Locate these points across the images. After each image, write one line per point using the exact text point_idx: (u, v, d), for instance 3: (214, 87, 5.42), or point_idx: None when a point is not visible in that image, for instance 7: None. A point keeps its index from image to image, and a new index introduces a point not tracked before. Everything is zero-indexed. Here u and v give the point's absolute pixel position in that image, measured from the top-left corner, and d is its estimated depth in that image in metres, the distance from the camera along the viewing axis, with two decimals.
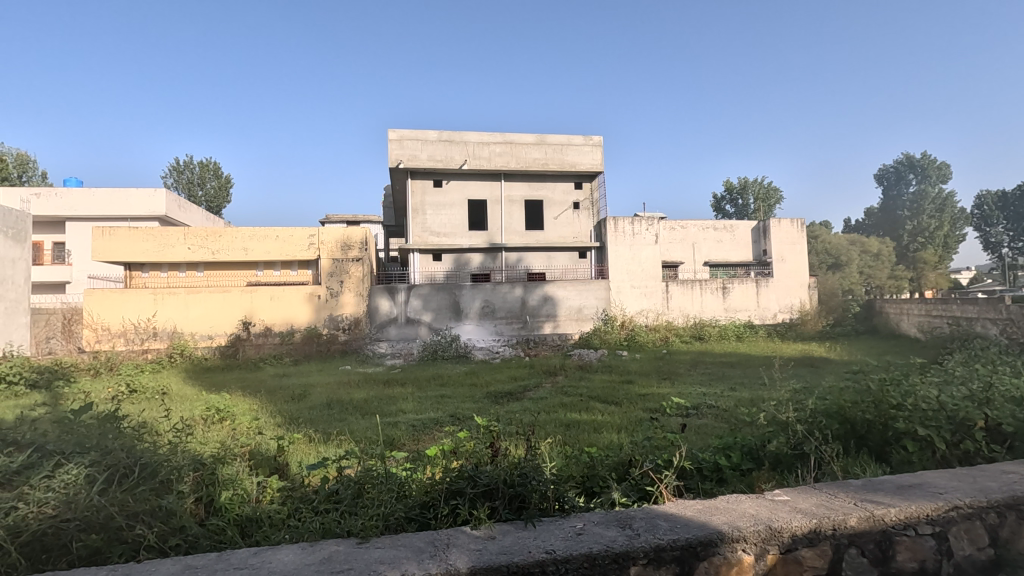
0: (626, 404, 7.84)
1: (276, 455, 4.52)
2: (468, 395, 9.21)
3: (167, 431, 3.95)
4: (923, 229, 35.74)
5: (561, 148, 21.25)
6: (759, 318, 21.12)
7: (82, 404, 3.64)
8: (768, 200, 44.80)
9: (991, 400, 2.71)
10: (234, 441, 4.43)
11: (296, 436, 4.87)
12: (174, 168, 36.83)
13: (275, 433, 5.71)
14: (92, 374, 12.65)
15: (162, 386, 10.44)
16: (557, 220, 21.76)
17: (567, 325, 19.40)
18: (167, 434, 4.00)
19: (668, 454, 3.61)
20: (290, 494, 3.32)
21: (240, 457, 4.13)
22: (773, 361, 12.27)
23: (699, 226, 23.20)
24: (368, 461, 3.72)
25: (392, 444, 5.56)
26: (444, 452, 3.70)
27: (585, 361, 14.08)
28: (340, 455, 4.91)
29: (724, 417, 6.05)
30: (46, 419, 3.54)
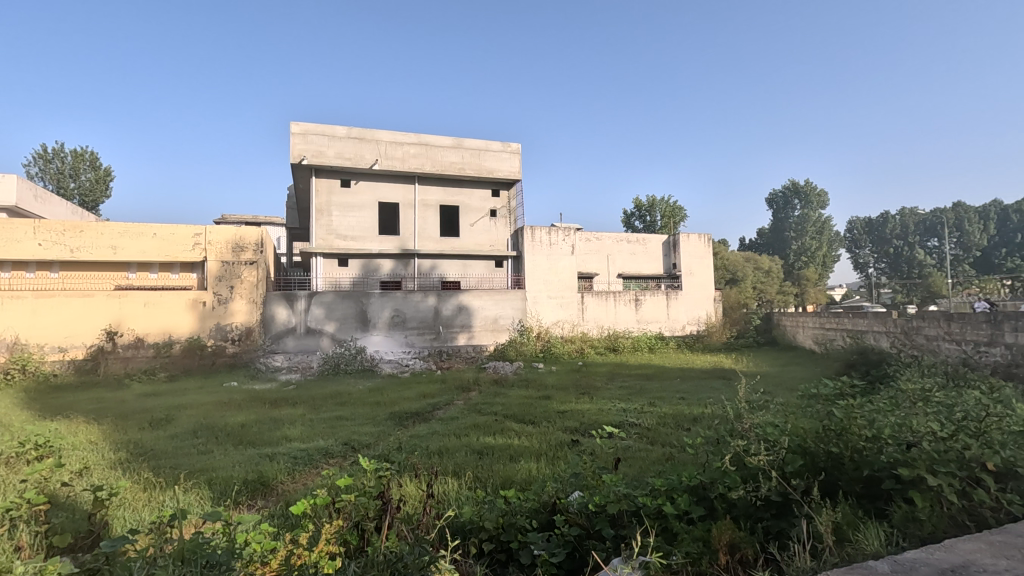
0: (545, 424, 7.16)
1: (87, 514, 3.33)
2: (368, 416, 8.13)
3: None
4: (806, 249, 38.86)
5: (478, 153, 20.59)
6: (669, 330, 21.55)
7: None
8: (674, 217, 46.89)
9: (988, 433, 2.27)
10: (19, 501, 3.18)
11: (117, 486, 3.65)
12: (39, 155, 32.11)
13: (95, 481, 4.37)
14: None
15: None
16: (474, 227, 21.01)
17: (481, 336, 18.65)
18: None
19: (604, 501, 2.89)
20: None
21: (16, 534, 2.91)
22: (685, 374, 12.19)
23: (613, 238, 23.34)
24: (204, 527, 2.69)
25: (262, 487, 4.47)
26: (315, 507, 2.76)
27: (500, 374, 13.35)
28: (181, 506, 3.76)
29: (650, 439, 5.56)
30: None
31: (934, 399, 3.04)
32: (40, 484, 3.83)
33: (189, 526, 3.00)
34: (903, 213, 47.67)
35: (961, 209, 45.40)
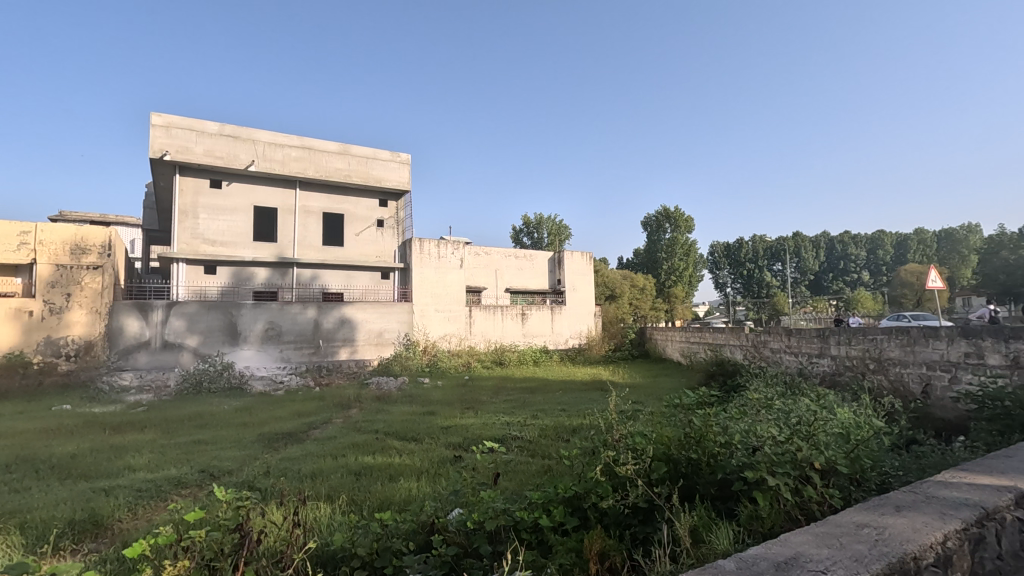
0: (427, 440, 7.01)
1: None
2: (233, 439, 7.41)
3: None
4: (675, 269, 42.54)
5: (366, 161, 19.99)
6: (553, 344, 22.32)
7: None
8: (560, 235, 48.92)
9: (815, 436, 2.59)
10: None
11: None
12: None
13: None
14: None
15: None
16: (360, 237, 20.27)
17: (365, 350, 17.95)
18: None
19: (482, 517, 2.86)
20: None
21: None
22: (567, 387, 12.64)
23: (501, 253, 23.74)
24: None
25: (93, 527, 3.85)
26: (158, 548, 2.42)
27: (383, 390, 12.88)
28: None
29: (532, 452, 5.66)
30: None
31: (774, 406, 3.41)
32: None
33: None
34: (754, 240, 53.98)
35: (799, 238, 52.36)
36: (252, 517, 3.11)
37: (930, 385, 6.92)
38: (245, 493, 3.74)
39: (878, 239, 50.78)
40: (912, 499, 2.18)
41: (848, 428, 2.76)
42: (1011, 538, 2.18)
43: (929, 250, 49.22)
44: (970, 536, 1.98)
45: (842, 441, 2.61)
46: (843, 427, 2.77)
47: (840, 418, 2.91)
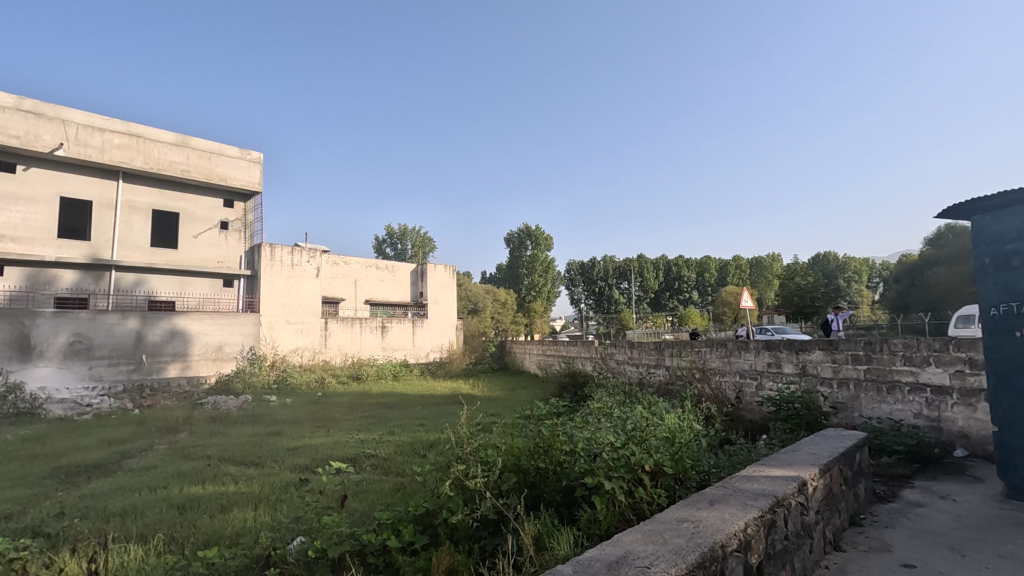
0: (270, 464, 6.43)
1: None
2: (14, 476, 6.10)
3: None
4: (535, 285, 44.27)
5: (209, 156, 18.09)
6: (414, 357, 21.97)
7: None
8: (424, 247, 48.57)
9: (646, 440, 2.84)
10: None
11: None
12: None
13: None
14: None
15: None
16: (198, 239, 18.18)
17: (200, 366, 16.04)
18: None
19: (325, 545, 2.67)
20: None
21: None
22: (426, 401, 12.46)
23: (362, 263, 22.86)
24: None
25: None
26: None
27: (221, 410, 11.58)
28: None
29: (385, 470, 5.48)
30: None
31: (614, 414, 3.68)
32: None
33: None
34: (605, 260, 58.59)
35: (643, 260, 57.89)
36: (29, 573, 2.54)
37: (742, 390, 8.01)
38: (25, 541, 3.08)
39: (705, 263, 58.00)
40: (722, 493, 2.47)
41: (674, 433, 3.06)
42: (795, 520, 2.57)
43: (744, 274, 57.43)
44: (765, 522, 2.30)
45: (669, 444, 2.88)
46: (670, 431, 3.07)
47: (667, 423, 3.22)
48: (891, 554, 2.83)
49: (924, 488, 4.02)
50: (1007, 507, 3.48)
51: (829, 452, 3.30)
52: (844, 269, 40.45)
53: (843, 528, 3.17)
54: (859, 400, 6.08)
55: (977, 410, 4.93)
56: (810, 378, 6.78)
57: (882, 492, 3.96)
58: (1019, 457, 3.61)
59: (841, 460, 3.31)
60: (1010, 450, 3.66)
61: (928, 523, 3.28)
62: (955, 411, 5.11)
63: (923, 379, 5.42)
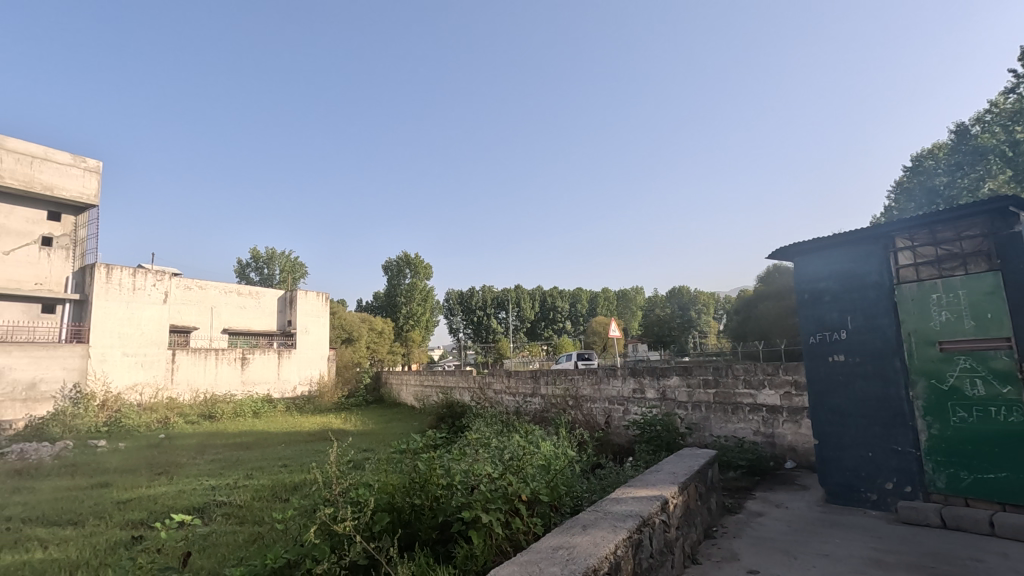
0: (92, 522, 5.68)
1: None
2: None
3: None
4: (413, 314, 42.46)
5: (32, 162, 15.48)
6: (279, 393, 20.32)
7: None
8: (293, 272, 46.24)
9: (523, 469, 2.88)
10: None
11: None
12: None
13: None
14: None
15: None
16: (8, 256, 15.24)
17: (4, 409, 13.15)
18: None
19: None
20: None
21: None
22: (289, 440, 11.82)
23: (220, 288, 21.31)
24: None
25: None
26: None
27: (31, 462, 9.59)
28: None
29: (239, 519, 5.31)
30: None
31: (492, 446, 3.71)
32: None
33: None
34: (483, 290, 59.54)
35: (519, 290, 59.65)
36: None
37: (611, 416, 8.46)
38: None
39: (577, 295, 61.30)
40: (594, 517, 2.56)
41: (551, 461, 3.15)
42: (659, 538, 2.73)
43: (611, 306, 61.70)
44: (633, 543, 2.41)
45: (547, 473, 2.97)
46: (548, 460, 3.15)
47: (544, 452, 3.30)
48: (738, 562, 3.11)
49: (763, 498, 4.52)
50: (826, 511, 4.03)
51: (687, 471, 3.57)
52: (695, 302, 45.00)
53: (700, 541, 3.43)
54: (709, 421, 6.71)
55: (802, 426, 5.69)
56: (669, 403, 7.35)
57: (730, 504, 4.37)
58: (832, 466, 4.21)
59: (696, 477, 3.60)
60: (825, 460, 4.26)
61: (766, 530, 3.67)
62: (785, 427, 5.84)
63: (760, 400, 6.13)
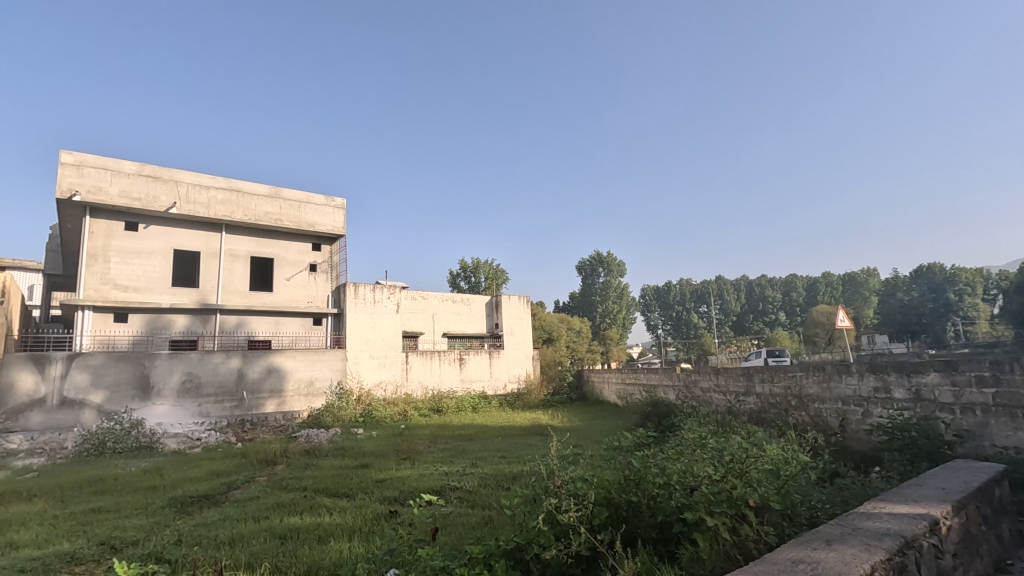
0: (360, 496, 6.90)
1: None
2: (138, 505, 6.93)
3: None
4: (610, 312, 42.35)
5: (298, 206, 19.43)
6: (492, 389, 22.12)
7: None
8: (496, 279, 50.25)
9: (748, 472, 2.71)
10: None
11: None
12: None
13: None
14: None
15: None
16: (289, 281, 19.39)
17: (293, 402, 16.73)
18: None
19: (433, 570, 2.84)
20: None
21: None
22: (505, 433, 12.84)
23: (438, 298, 23.88)
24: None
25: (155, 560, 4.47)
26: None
27: (314, 444, 12.05)
28: None
29: (471, 503, 5.94)
30: None
31: (708, 446, 3.56)
32: None
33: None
34: (681, 283, 56.82)
35: (722, 282, 55.55)
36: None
37: (846, 418, 7.38)
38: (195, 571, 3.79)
39: (791, 282, 54.74)
40: (839, 531, 2.27)
41: (780, 465, 2.91)
42: (930, 564, 2.31)
43: (835, 292, 53.74)
44: (894, 567, 2.08)
45: (777, 478, 2.74)
46: (775, 464, 2.92)
47: (769, 456, 3.06)
48: None
49: None
50: None
51: (962, 487, 2.95)
52: (954, 281, 36.70)
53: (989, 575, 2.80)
54: (988, 428, 5.41)
55: None
56: (926, 404, 6.14)
57: None
58: None
59: (977, 497, 2.95)
60: None
61: None
62: None
63: None
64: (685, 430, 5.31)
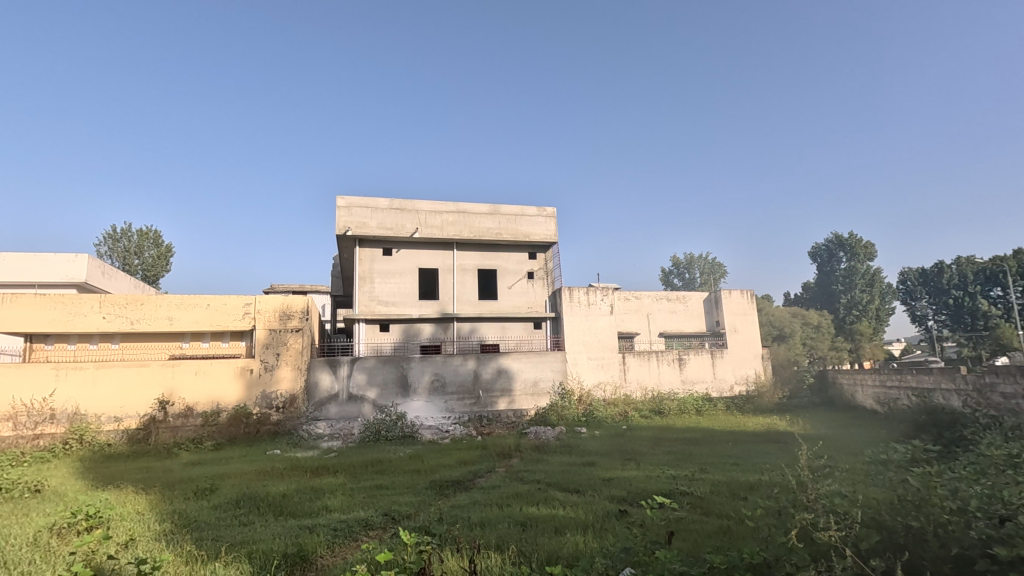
0: (590, 492, 7.13)
1: None
2: (408, 485, 8.25)
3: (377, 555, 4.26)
4: (857, 303, 34.51)
5: (515, 219, 21.01)
6: (717, 391, 20.76)
7: None
8: (713, 273, 47.22)
9: None
10: None
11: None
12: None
13: (296, 531, 5.77)
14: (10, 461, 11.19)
15: (95, 484, 9.18)
16: (511, 289, 21.06)
17: (522, 400, 18.09)
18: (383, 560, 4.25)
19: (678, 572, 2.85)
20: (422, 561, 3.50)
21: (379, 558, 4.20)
22: (737, 439, 11.94)
23: (652, 297, 23.89)
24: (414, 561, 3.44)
25: (424, 531, 5.28)
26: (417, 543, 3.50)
27: (542, 441, 12.85)
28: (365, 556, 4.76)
29: (705, 509, 5.69)
30: None
31: (1019, 467, 2.90)
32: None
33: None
34: (959, 262, 45.62)
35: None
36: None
37: None
38: (454, 549, 4.39)
39: None
40: None
41: None
42: None
43: None
44: None
45: None
46: None
47: None
48: None
49: None
50: None
51: None
52: None
53: None
54: None
55: None
56: None
57: None
58: None
59: None
60: None
61: None
62: None
63: None
64: (981, 446, 4.30)
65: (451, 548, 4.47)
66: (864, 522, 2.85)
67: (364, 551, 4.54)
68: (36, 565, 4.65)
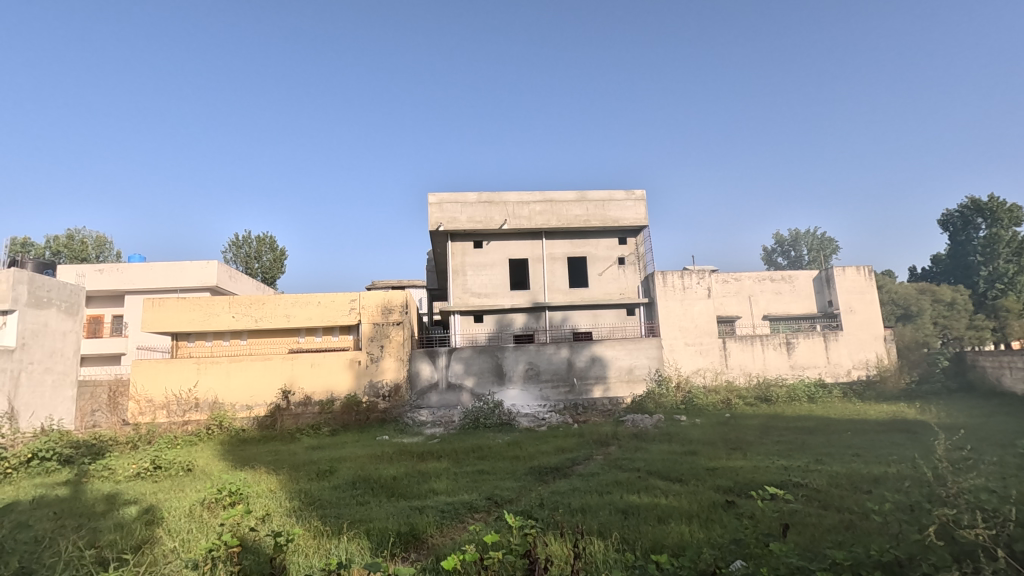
0: (693, 481, 6.92)
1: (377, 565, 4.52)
2: (508, 470, 8.47)
3: (482, 538, 4.46)
4: (1001, 275, 30.28)
5: (603, 204, 20.64)
6: (832, 376, 19.22)
7: (433, 556, 4.65)
8: (823, 249, 43.70)
9: None
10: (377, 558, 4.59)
11: (389, 557, 4.66)
12: (96, 239, 34.88)
13: (407, 511, 6.14)
14: (167, 443, 12.91)
15: (236, 464, 10.35)
16: (602, 276, 20.80)
17: (617, 388, 17.89)
18: (487, 543, 4.45)
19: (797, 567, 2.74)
20: (523, 542, 3.61)
21: (483, 541, 4.40)
22: (858, 428, 10.97)
23: (754, 277, 22.65)
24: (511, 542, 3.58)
25: (526, 516, 5.40)
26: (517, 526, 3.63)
27: (640, 428, 12.62)
28: (470, 539, 4.97)
29: (823, 502, 5.33)
30: (360, 562, 4.49)
31: None
32: (193, 548, 4.89)
33: (230, 569, 4.16)
34: None
35: None
36: (334, 559, 4.42)
37: None
38: (553, 536, 4.46)
39: None
40: None
41: None
42: None
43: None
44: None
45: None
46: None
47: None
48: None
49: None
50: None
51: None
52: None
53: None
54: None
55: None
56: None
57: None
58: None
59: None
60: None
61: None
62: None
63: None
64: None
65: (554, 534, 4.57)
66: (1017, 521, 2.55)
67: (471, 534, 4.75)
68: (195, 535, 5.34)
